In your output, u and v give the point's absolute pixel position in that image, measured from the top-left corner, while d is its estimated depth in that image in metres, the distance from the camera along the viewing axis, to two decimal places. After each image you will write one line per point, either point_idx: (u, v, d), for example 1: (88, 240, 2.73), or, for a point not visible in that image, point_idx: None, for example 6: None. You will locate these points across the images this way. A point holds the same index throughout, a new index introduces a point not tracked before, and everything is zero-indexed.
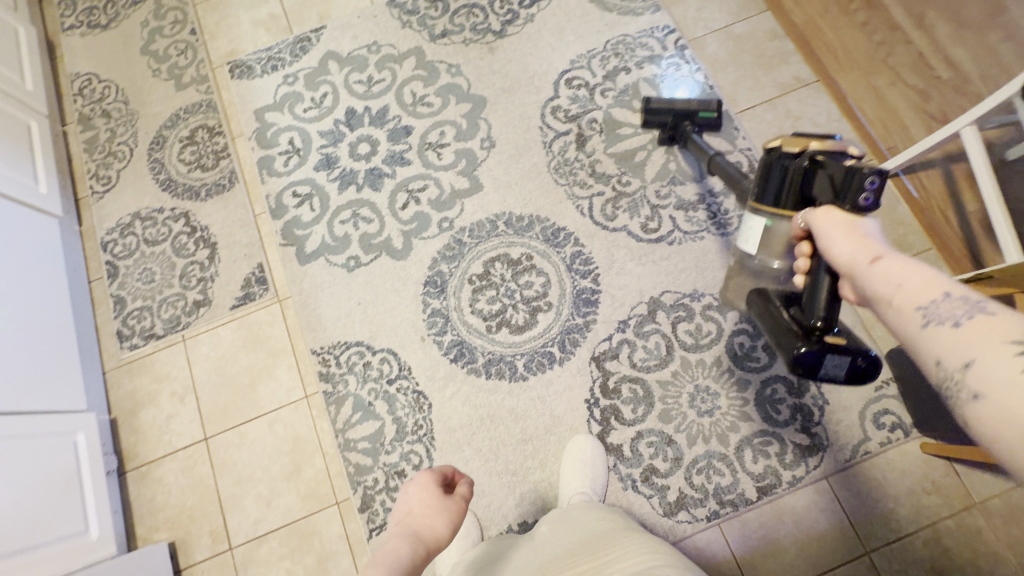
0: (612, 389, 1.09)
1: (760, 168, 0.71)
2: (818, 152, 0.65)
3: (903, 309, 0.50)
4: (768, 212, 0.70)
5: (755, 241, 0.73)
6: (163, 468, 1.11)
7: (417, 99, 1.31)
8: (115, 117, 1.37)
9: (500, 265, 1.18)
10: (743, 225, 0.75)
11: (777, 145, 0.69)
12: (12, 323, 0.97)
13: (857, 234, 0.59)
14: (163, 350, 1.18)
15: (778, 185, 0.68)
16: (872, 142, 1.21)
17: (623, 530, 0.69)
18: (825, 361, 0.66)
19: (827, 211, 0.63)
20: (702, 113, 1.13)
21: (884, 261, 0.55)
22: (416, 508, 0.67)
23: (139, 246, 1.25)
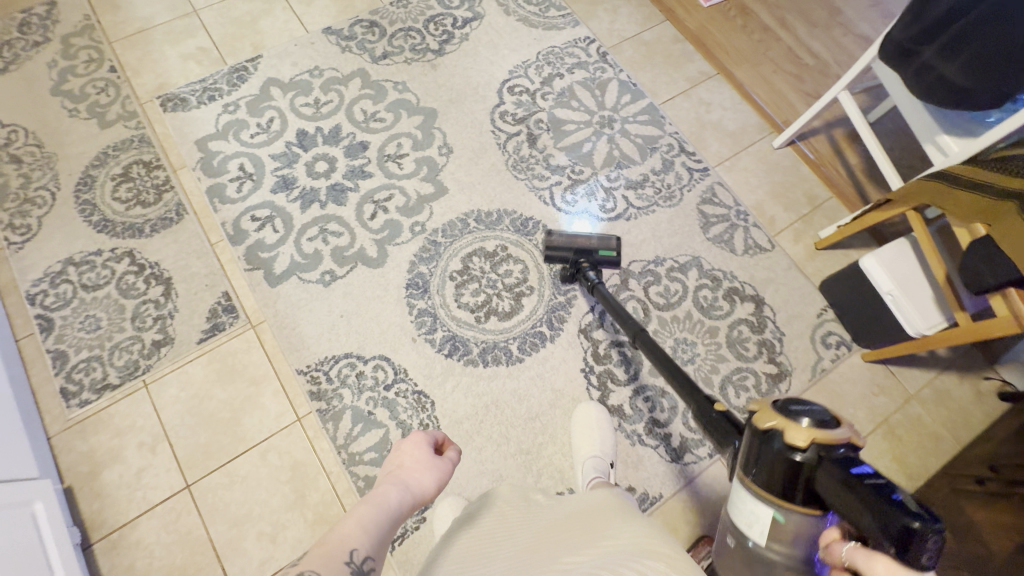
0: (603, 355, 1.16)
1: (751, 449, 0.56)
2: (820, 448, 0.52)
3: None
4: (775, 505, 0.55)
5: (762, 531, 0.57)
6: (141, 529, 0.99)
7: (369, 115, 1.34)
8: (28, 162, 1.25)
9: (478, 258, 1.22)
10: (738, 506, 0.59)
11: (770, 427, 0.55)
12: None
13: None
14: (122, 400, 1.07)
15: (785, 476, 0.53)
16: (770, 118, 1.43)
17: (622, 509, 0.70)
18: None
19: (885, 566, 0.46)
20: (603, 251, 1.13)
21: None
22: (407, 462, 0.63)
23: (76, 293, 1.14)
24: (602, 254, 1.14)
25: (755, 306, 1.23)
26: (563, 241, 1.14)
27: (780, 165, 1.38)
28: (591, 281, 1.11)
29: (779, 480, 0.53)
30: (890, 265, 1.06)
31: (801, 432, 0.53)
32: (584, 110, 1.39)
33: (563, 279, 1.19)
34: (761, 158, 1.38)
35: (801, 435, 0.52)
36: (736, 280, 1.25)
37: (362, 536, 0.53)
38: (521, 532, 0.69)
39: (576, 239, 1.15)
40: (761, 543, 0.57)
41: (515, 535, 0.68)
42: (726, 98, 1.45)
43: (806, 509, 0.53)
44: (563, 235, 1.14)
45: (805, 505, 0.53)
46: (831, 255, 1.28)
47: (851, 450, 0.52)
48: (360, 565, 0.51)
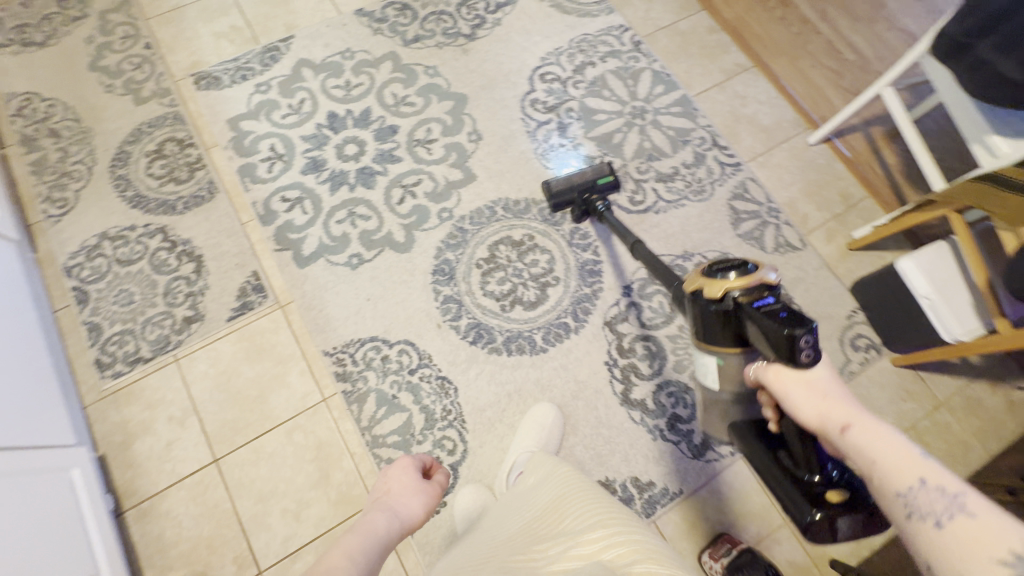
0: (627, 349, 1.15)
1: (691, 312, 0.69)
2: (738, 293, 0.63)
3: (880, 488, 0.49)
4: (716, 352, 0.68)
5: (714, 376, 0.71)
6: (170, 499, 1.02)
7: (399, 99, 1.34)
8: (65, 136, 1.27)
9: (505, 247, 1.21)
10: (696, 361, 0.72)
11: (697, 291, 0.67)
12: None
13: (817, 392, 0.57)
14: (154, 373, 1.09)
15: (714, 325, 0.66)
16: (807, 114, 1.39)
17: (579, 479, 0.76)
18: (839, 524, 0.58)
19: (777, 372, 0.60)
20: (601, 180, 1.11)
21: (855, 431, 0.52)
22: (394, 488, 0.75)
23: (110, 267, 1.16)
24: (601, 183, 1.12)
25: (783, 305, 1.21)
26: (562, 185, 1.13)
27: (815, 162, 1.35)
28: (602, 208, 1.12)
29: (711, 329, 0.66)
30: (928, 268, 1.04)
31: (719, 286, 0.65)
32: (615, 100, 1.37)
33: (577, 220, 1.19)
34: (795, 155, 1.35)
35: (717, 286, 0.65)
36: None
37: (353, 560, 0.58)
38: (497, 527, 0.75)
39: (573, 178, 1.14)
40: (715, 386, 0.72)
41: (489, 537, 0.72)
42: (762, 92, 1.41)
43: (738, 350, 0.66)
44: (562, 179, 1.14)
45: (735, 346, 0.66)
46: (864, 256, 1.26)
47: (764, 288, 0.63)
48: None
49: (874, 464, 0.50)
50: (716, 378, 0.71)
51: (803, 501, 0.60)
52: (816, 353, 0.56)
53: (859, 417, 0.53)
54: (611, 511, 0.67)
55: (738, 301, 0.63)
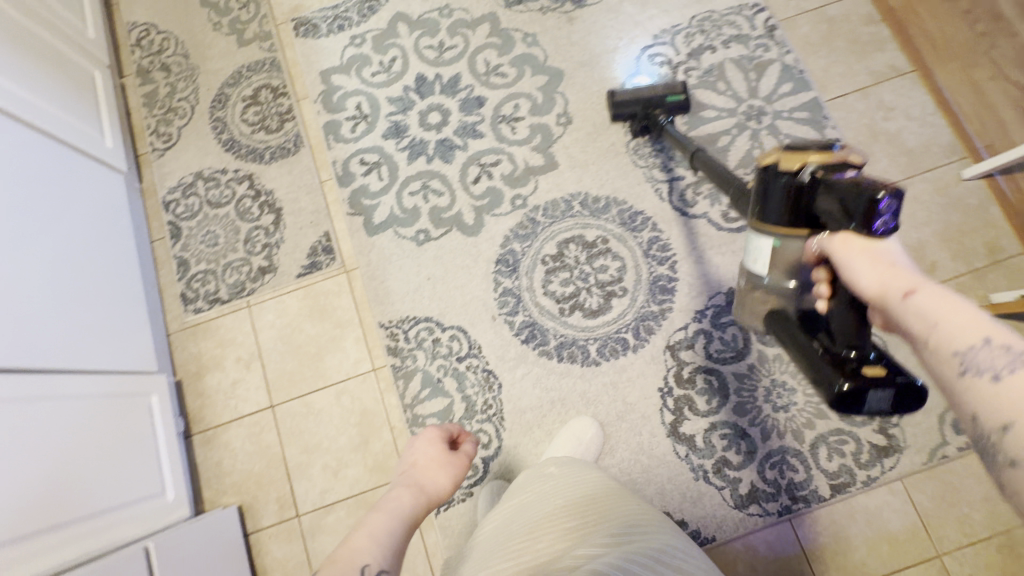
0: (686, 379, 1.07)
1: (755, 188, 0.64)
2: (819, 167, 0.57)
3: (937, 347, 0.48)
4: (775, 232, 0.63)
5: (765, 262, 0.67)
6: (230, 433, 1.11)
7: (491, 68, 1.25)
8: (175, 71, 1.32)
9: (575, 246, 1.14)
10: (749, 243, 0.68)
11: (768, 164, 0.61)
12: (83, 281, 0.95)
13: (881, 260, 0.55)
14: (228, 315, 1.17)
15: (780, 204, 0.61)
16: (968, 139, 1.14)
17: (594, 474, 0.76)
18: (868, 395, 0.54)
19: (843, 238, 0.57)
20: (670, 98, 1.08)
21: (920, 295, 0.51)
22: (419, 461, 0.73)
23: (202, 207, 1.23)
24: (670, 101, 1.09)
25: None
26: (628, 96, 1.11)
27: (963, 201, 1.12)
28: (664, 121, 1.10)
29: (777, 206, 0.61)
30: None
31: (795, 159, 0.59)
32: (731, 95, 1.20)
33: (634, 134, 1.17)
34: (938, 189, 1.13)
35: (795, 160, 0.59)
36: None
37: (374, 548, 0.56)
38: (519, 514, 0.70)
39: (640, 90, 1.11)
40: (763, 272, 0.68)
41: (512, 528, 0.68)
42: (916, 105, 1.17)
43: (801, 230, 0.62)
44: (627, 89, 1.12)
45: (799, 228, 0.62)
46: None
47: (850, 165, 0.57)
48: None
49: (935, 325, 0.49)
50: (768, 263, 0.66)
51: (834, 372, 0.57)
52: (893, 221, 0.53)
53: (924, 284, 0.52)
54: (650, 511, 0.69)
55: (818, 175, 0.57)
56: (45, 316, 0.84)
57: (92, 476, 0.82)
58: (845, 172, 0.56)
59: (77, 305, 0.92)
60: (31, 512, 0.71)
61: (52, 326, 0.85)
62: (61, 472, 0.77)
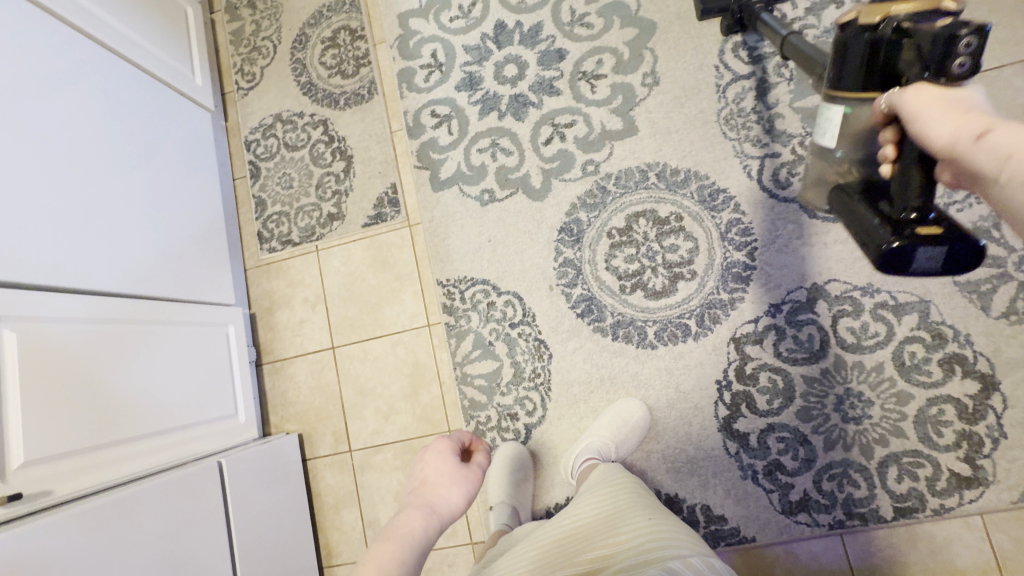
0: (748, 375, 1.00)
1: (832, 49, 0.57)
2: (907, 17, 0.50)
3: (1013, 180, 0.44)
4: (847, 100, 0.58)
5: (834, 134, 0.61)
6: (295, 367, 1.19)
7: (576, 17, 1.15)
8: (260, 9, 1.33)
9: (645, 222, 1.07)
10: (819, 115, 0.62)
11: (848, 21, 0.54)
12: (173, 216, 1.02)
13: (956, 105, 0.48)
14: (298, 257, 1.22)
15: (855, 65, 0.55)
16: None
17: (626, 483, 0.77)
18: (916, 253, 0.55)
19: (916, 89, 0.50)
20: None
21: (1000, 133, 0.45)
22: (431, 477, 0.64)
23: (279, 149, 1.26)
24: None
25: (980, 388, 0.93)
26: None
27: None
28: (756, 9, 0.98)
29: (850, 68, 0.55)
30: None
31: (879, 9, 0.52)
32: None
33: (727, 31, 1.06)
34: None
35: (879, 11, 0.52)
36: (968, 347, 0.94)
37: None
38: (548, 529, 0.74)
39: None
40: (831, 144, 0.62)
41: (534, 546, 0.71)
42: None
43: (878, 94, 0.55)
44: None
45: (872, 90, 0.55)
46: None
47: (943, 12, 0.49)
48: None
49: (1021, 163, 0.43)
50: (836, 134, 0.61)
51: (885, 232, 0.57)
52: (973, 63, 0.47)
53: (1001, 123, 0.46)
54: (665, 518, 0.66)
55: (903, 24, 0.50)
56: (134, 246, 0.91)
57: (174, 394, 0.91)
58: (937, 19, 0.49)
59: (168, 238, 0.99)
60: (115, 423, 0.80)
61: (143, 256, 0.93)
62: (145, 389, 0.86)
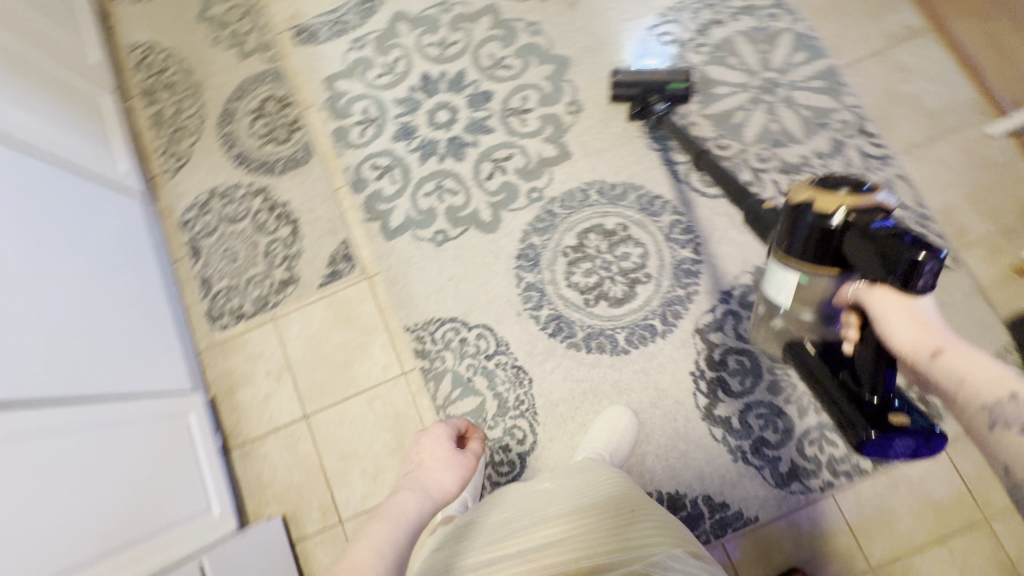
0: (718, 361, 1.06)
1: (783, 220, 0.60)
2: (850, 211, 0.53)
3: (965, 408, 0.46)
4: (799, 267, 0.60)
5: (789, 294, 0.64)
6: (267, 445, 1.12)
7: (495, 61, 1.23)
8: (179, 89, 1.32)
9: (595, 236, 1.13)
10: (773, 274, 0.65)
11: (800, 201, 0.57)
12: (113, 308, 0.96)
13: (918, 317, 0.51)
14: (255, 330, 1.17)
15: (806, 243, 0.57)
16: (991, 95, 1.09)
17: (618, 482, 0.75)
18: (891, 443, 0.58)
19: (882, 293, 0.52)
20: (673, 85, 1.08)
21: (949, 354, 0.48)
22: (427, 460, 0.60)
23: (219, 224, 1.23)
24: (671, 88, 1.09)
25: None
26: (630, 79, 1.10)
27: (989, 158, 1.07)
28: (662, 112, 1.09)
29: (800, 244, 0.58)
30: None
31: (830, 200, 0.55)
32: (743, 70, 1.17)
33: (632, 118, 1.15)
34: (966, 148, 1.08)
35: (829, 202, 0.55)
36: None
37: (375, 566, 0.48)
38: (523, 514, 0.70)
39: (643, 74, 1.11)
40: (787, 303, 0.65)
41: (521, 518, 0.69)
42: (936, 62, 1.13)
43: (830, 270, 0.58)
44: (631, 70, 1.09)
45: (825, 265, 0.57)
46: None
47: (884, 212, 0.53)
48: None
49: (962, 382, 0.47)
50: (790, 294, 0.63)
51: (857, 420, 0.61)
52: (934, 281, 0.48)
53: (953, 343, 0.49)
54: (655, 516, 0.68)
55: (848, 222, 0.53)
56: (67, 348, 0.83)
57: (131, 504, 0.81)
58: (877, 218, 0.52)
59: (110, 331, 0.93)
60: (58, 550, 0.70)
61: (86, 354, 0.86)
62: (92, 504, 0.76)
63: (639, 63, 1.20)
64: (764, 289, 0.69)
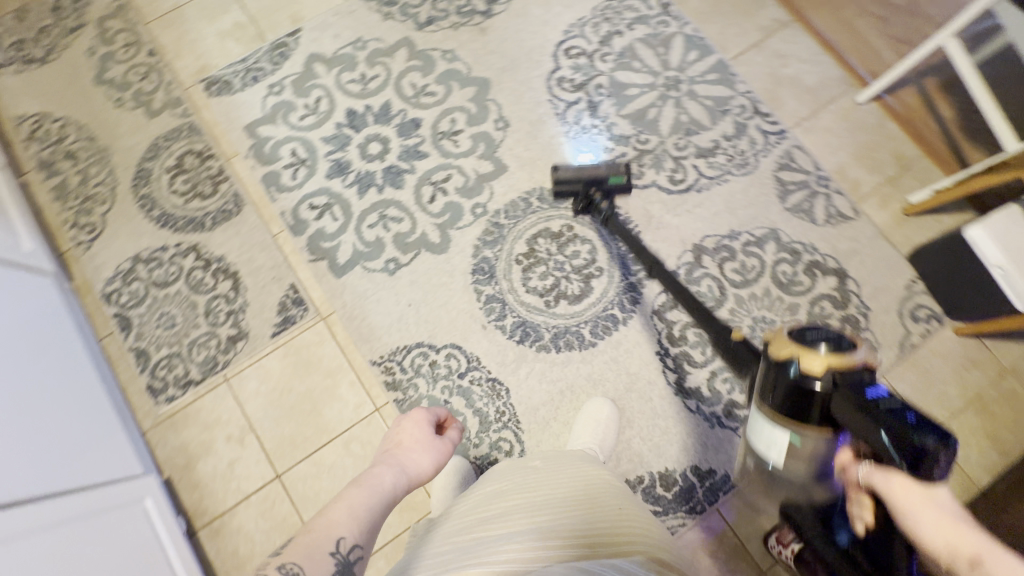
0: (678, 337, 1.12)
1: (768, 373, 0.67)
2: (836, 374, 0.60)
3: None
4: (793, 427, 0.64)
5: (781, 452, 0.66)
6: (239, 516, 1.04)
7: (418, 89, 1.26)
8: (83, 157, 1.23)
9: (544, 240, 1.17)
10: (762, 432, 0.68)
11: (788, 356, 0.64)
12: (45, 392, 0.85)
13: (944, 513, 0.51)
14: (206, 396, 1.09)
15: (797, 402, 0.62)
16: (853, 70, 1.27)
17: (605, 489, 0.75)
18: None
19: (896, 477, 0.53)
20: (612, 180, 1.06)
21: (987, 563, 0.47)
22: (406, 441, 0.63)
23: (149, 290, 1.14)
24: (611, 182, 1.07)
25: (838, 279, 1.15)
26: (571, 174, 1.08)
27: (863, 121, 1.24)
28: (604, 215, 1.08)
29: (789, 400, 0.63)
30: (1002, 237, 0.97)
31: (818, 358, 0.62)
32: (647, 71, 1.28)
33: (575, 212, 1.15)
34: (844, 115, 1.25)
35: (815, 362, 0.62)
36: (817, 253, 1.16)
37: (351, 522, 0.49)
38: (512, 505, 0.68)
39: (584, 169, 1.09)
40: (780, 460, 0.67)
41: (504, 500, 0.70)
42: (804, 47, 1.30)
43: (821, 430, 0.62)
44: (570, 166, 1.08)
45: (820, 425, 0.62)
46: (923, 221, 1.17)
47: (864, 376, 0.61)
48: (347, 555, 0.47)
49: None
50: (782, 453, 0.66)
51: None
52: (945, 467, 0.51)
53: (988, 549, 0.48)
54: (628, 519, 0.68)
55: (836, 382, 0.60)
56: (26, 440, 0.77)
57: None
58: (862, 386, 0.59)
59: (44, 417, 0.82)
60: None
61: (23, 443, 0.76)
62: None
63: (576, 158, 1.23)
64: (750, 442, 0.71)
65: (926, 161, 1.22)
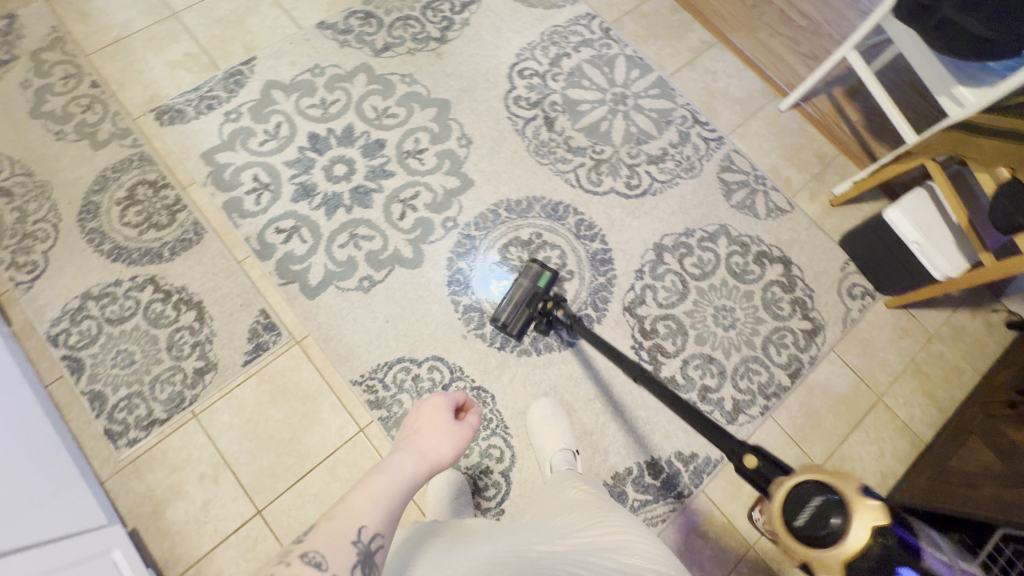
0: (650, 330, 1.18)
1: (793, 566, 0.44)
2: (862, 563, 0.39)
3: None
4: None
5: None
6: (218, 560, 0.97)
7: (380, 112, 1.29)
8: (19, 193, 1.15)
9: (515, 248, 1.21)
10: None
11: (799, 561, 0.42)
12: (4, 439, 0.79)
13: None
14: (173, 435, 1.02)
15: None
16: (774, 82, 1.43)
17: (606, 505, 0.67)
18: None
19: None
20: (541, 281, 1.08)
21: None
22: (425, 428, 0.61)
23: (101, 328, 1.07)
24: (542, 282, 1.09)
25: (784, 266, 1.26)
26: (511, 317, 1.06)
27: (788, 126, 1.39)
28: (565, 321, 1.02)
29: None
30: (913, 215, 1.11)
31: (830, 559, 0.40)
32: (596, 89, 1.38)
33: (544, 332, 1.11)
34: (771, 122, 1.40)
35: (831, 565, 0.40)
36: (763, 244, 1.27)
37: (373, 510, 0.48)
38: (496, 529, 0.66)
39: (514, 302, 1.07)
40: None
41: (486, 529, 0.66)
42: (730, 64, 1.45)
43: None
44: (504, 307, 1.06)
45: None
46: (847, 210, 1.32)
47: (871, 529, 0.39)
48: (368, 544, 0.46)
49: None
50: None
51: None
52: None
53: None
54: (625, 525, 0.61)
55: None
56: None
57: None
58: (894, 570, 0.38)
59: (6, 465, 0.76)
60: None
61: None
62: None
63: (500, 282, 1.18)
64: None
65: (843, 158, 1.38)
